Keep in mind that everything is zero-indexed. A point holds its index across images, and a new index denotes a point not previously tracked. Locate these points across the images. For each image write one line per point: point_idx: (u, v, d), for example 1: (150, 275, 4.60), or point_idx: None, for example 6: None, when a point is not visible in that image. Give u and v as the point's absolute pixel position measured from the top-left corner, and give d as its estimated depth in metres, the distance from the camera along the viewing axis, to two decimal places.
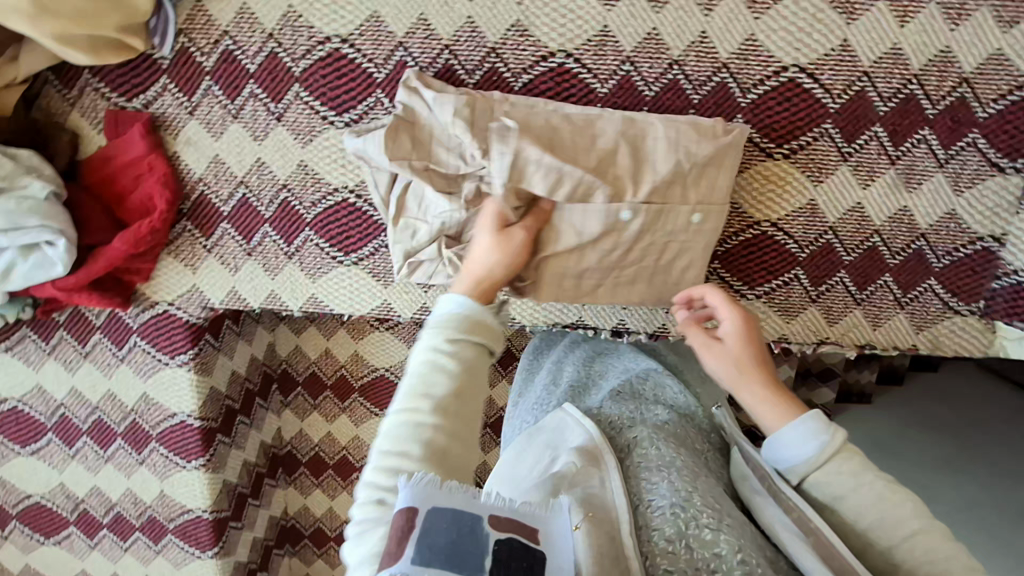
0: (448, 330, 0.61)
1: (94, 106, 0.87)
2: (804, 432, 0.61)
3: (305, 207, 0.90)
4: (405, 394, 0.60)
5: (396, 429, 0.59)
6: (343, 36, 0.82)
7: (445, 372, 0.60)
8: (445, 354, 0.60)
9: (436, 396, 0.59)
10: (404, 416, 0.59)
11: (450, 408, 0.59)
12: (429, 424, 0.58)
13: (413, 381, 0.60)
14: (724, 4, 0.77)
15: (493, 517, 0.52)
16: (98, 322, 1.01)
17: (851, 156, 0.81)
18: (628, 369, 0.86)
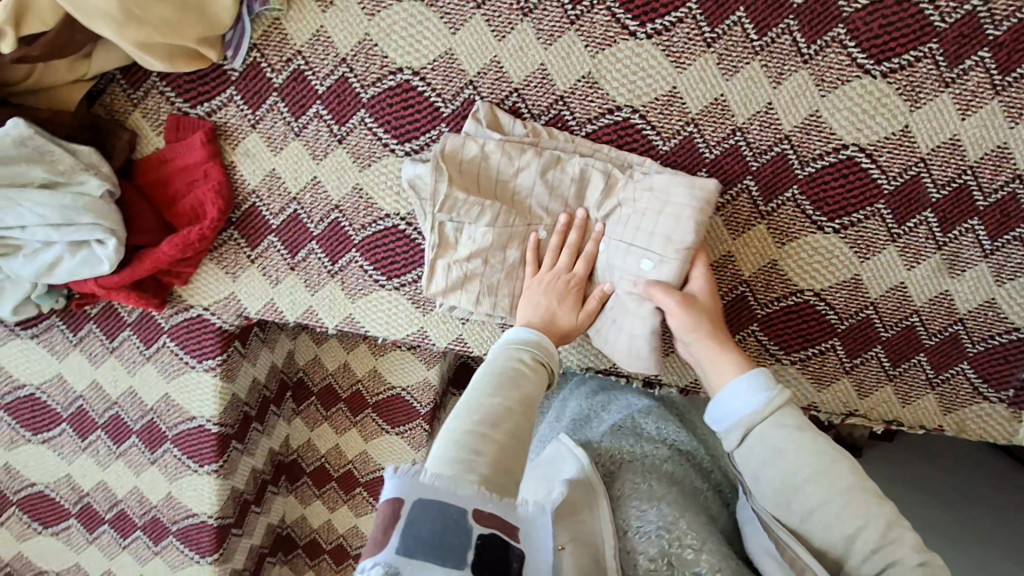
0: (530, 351, 0.65)
1: (157, 108, 0.88)
2: (754, 382, 0.61)
3: (354, 228, 0.91)
4: (488, 384, 0.59)
5: (480, 406, 0.57)
6: (414, 69, 0.83)
7: (528, 378, 0.62)
8: (530, 366, 0.64)
9: (524, 392, 0.60)
10: (484, 402, 0.57)
11: (529, 411, 0.59)
12: (510, 414, 0.57)
13: (499, 377, 0.60)
14: (793, 79, 0.79)
15: (478, 510, 0.48)
16: (130, 319, 1.00)
17: (899, 237, 0.83)
18: (629, 407, 0.88)
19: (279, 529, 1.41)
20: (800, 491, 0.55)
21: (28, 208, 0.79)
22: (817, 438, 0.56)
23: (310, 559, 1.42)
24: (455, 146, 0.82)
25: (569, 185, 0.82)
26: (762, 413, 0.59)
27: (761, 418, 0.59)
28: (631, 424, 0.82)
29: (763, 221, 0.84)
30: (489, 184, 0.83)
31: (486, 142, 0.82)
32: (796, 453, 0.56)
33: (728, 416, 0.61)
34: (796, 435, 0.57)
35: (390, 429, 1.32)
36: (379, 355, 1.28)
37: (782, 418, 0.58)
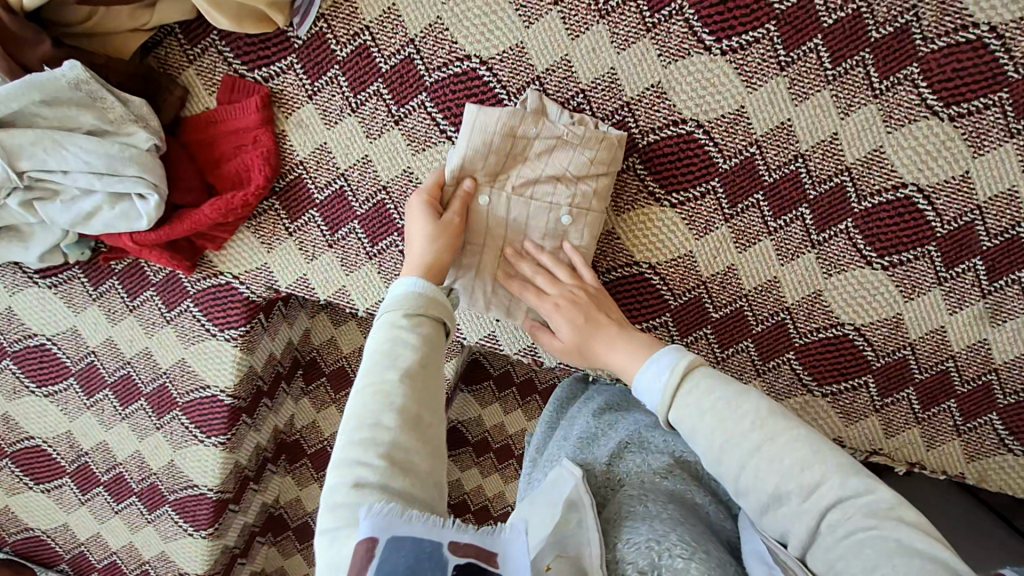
0: (409, 305, 0.60)
1: (213, 68, 0.86)
2: (659, 359, 0.60)
3: (399, 212, 0.89)
4: (370, 370, 0.56)
5: (365, 402, 0.54)
6: (482, 58, 0.82)
7: (409, 343, 0.58)
8: (408, 327, 0.59)
9: (401, 365, 0.56)
10: (367, 396, 0.54)
11: (424, 377, 0.57)
12: (394, 395, 0.54)
13: (374, 360, 0.57)
14: (861, 112, 0.79)
15: (454, 541, 0.46)
16: (155, 279, 0.98)
17: (946, 281, 0.83)
18: (638, 422, 0.85)
19: (271, 509, 1.39)
20: (727, 460, 0.53)
21: (74, 153, 0.77)
22: (731, 390, 0.55)
23: (299, 543, 1.40)
24: (488, 122, 0.80)
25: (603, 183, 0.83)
26: (672, 391, 0.57)
27: (668, 403, 0.57)
28: (638, 438, 0.81)
29: (813, 250, 0.84)
30: (517, 175, 0.83)
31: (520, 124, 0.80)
32: (707, 426, 0.54)
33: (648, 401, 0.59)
34: (706, 399, 0.55)
35: None
36: None
37: (694, 384, 0.56)
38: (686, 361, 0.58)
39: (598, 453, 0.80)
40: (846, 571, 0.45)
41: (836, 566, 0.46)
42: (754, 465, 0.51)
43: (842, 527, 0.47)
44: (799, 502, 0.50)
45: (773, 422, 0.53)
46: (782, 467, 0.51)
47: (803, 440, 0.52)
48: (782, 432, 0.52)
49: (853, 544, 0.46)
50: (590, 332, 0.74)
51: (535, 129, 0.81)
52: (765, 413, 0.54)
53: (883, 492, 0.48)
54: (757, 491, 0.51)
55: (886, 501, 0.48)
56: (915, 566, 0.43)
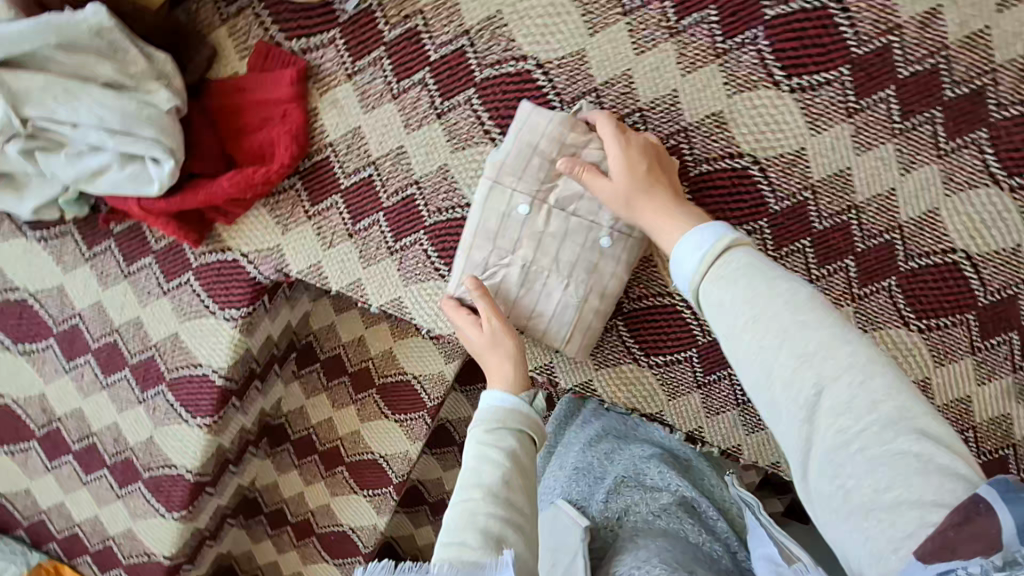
0: (490, 418, 0.63)
1: (247, 32, 0.80)
2: (705, 231, 0.53)
3: (429, 210, 0.84)
4: (462, 490, 0.57)
5: (452, 521, 0.55)
6: (540, 61, 0.77)
7: (493, 458, 0.59)
8: (491, 442, 0.60)
9: (486, 485, 0.56)
10: (456, 516, 0.55)
11: (509, 491, 0.57)
12: (482, 520, 0.54)
13: (463, 479, 0.58)
14: (922, 170, 0.76)
15: None
16: (156, 247, 0.91)
17: (979, 351, 0.81)
18: (636, 460, 0.85)
19: (247, 492, 1.35)
20: (744, 337, 0.46)
21: (87, 106, 0.71)
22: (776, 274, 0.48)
23: (271, 528, 1.37)
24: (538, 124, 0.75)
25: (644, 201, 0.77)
26: (714, 254, 0.51)
27: (704, 274, 0.51)
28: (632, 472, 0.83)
29: (852, 304, 0.82)
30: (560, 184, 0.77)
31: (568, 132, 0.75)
32: (738, 293, 0.47)
33: (686, 266, 0.53)
34: (748, 268, 0.49)
35: (390, 415, 1.25)
36: (397, 337, 1.21)
37: (730, 261, 0.50)
38: (730, 237, 0.52)
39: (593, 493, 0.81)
40: (857, 490, 0.40)
41: (846, 484, 0.40)
42: (774, 352, 0.44)
43: (855, 438, 0.40)
44: (820, 408, 0.42)
45: (809, 309, 0.45)
46: (810, 366, 0.42)
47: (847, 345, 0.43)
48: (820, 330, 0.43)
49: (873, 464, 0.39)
50: (644, 188, 0.66)
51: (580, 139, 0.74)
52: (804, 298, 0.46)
53: (915, 401, 0.40)
54: (772, 389, 0.44)
55: (912, 411, 0.40)
56: (931, 487, 0.38)
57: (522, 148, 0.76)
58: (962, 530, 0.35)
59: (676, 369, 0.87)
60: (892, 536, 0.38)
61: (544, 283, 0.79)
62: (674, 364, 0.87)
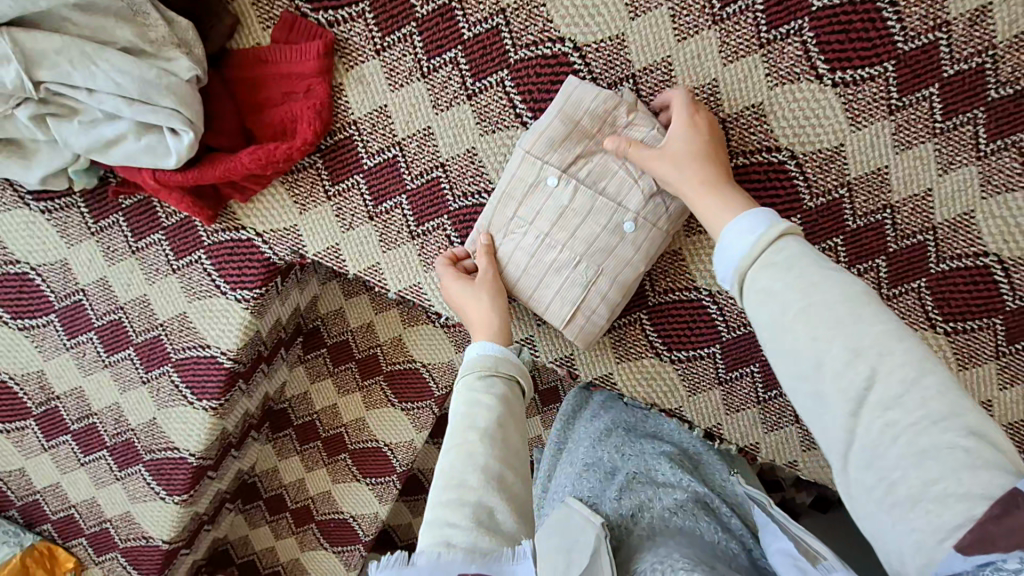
0: (483, 365, 0.63)
1: (272, 0, 0.77)
2: (753, 218, 0.51)
3: (454, 194, 0.82)
4: (451, 436, 0.58)
5: (447, 464, 0.55)
6: (577, 44, 0.75)
7: (484, 404, 0.59)
8: (484, 390, 0.61)
9: (480, 428, 0.57)
10: (451, 457, 0.56)
11: (505, 432, 0.58)
12: (479, 461, 0.54)
13: (454, 427, 0.58)
14: (960, 172, 0.75)
15: None
16: (167, 223, 0.88)
17: (1004, 355, 0.81)
18: (646, 459, 0.80)
19: (245, 476, 1.32)
20: (794, 329, 0.44)
21: (104, 71, 0.67)
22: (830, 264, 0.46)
23: (269, 513, 1.35)
24: (583, 101, 0.73)
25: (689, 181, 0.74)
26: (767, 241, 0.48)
27: (755, 258, 0.49)
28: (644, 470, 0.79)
29: None
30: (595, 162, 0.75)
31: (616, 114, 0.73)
32: (787, 281, 0.45)
33: (732, 252, 0.50)
34: (799, 256, 0.47)
35: (397, 403, 1.23)
36: (407, 324, 1.19)
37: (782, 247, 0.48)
38: (782, 226, 0.49)
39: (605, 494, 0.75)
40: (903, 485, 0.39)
41: (889, 476, 0.39)
42: (827, 343, 0.42)
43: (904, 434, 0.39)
44: (869, 400, 0.41)
45: (866, 303, 0.43)
46: (865, 360, 0.41)
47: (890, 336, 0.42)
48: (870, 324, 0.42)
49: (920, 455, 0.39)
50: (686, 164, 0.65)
51: (626, 120, 0.73)
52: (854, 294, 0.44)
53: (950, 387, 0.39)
54: (819, 379, 0.42)
55: (962, 408, 0.39)
56: (983, 484, 0.37)
57: (563, 125, 0.73)
58: (1001, 523, 0.35)
59: (699, 364, 0.86)
60: (939, 527, 0.37)
61: (557, 260, 0.77)
62: (696, 359, 0.86)
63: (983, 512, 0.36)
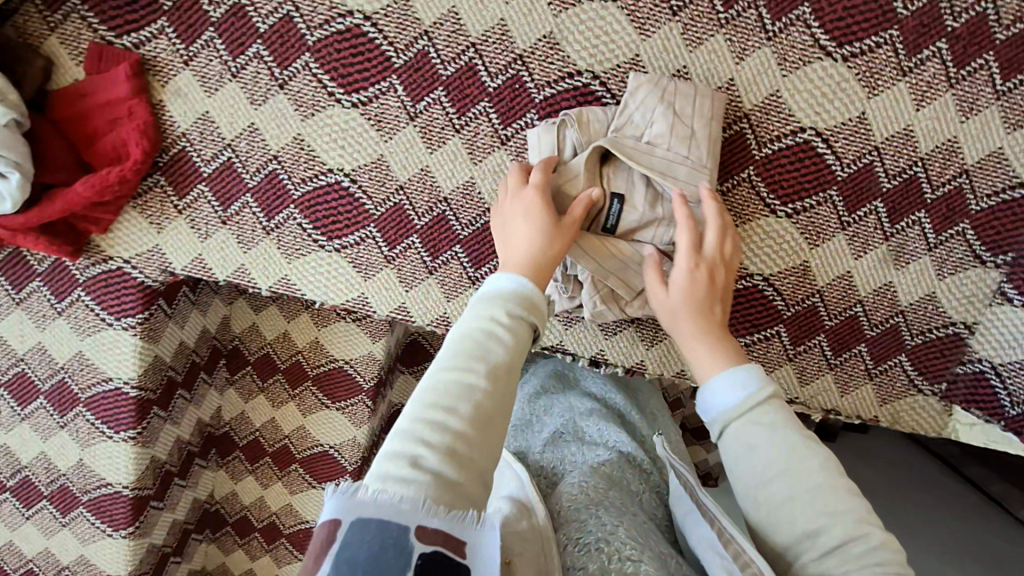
0: (511, 303, 0.58)
1: (77, 35, 0.80)
2: (732, 388, 0.59)
3: (293, 182, 0.85)
4: (454, 356, 0.54)
5: (440, 384, 0.53)
6: (366, 13, 0.77)
7: (496, 348, 0.55)
8: (504, 326, 0.56)
9: (488, 362, 0.54)
10: (453, 377, 0.53)
11: (510, 385, 0.55)
12: (477, 396, 0.52)
13: (464, 344, 0.55)
14: (756, 55, 0.77)
15: (424, 526, 0.45)
16: (41, 268, 0.92)
17: (849, 225, 0.83)
18: (572, 409, 1.01)
19: (206, 506, 1.36)
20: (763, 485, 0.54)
21: None
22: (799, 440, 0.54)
23: (239, 537, 1.38)
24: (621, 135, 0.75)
25: (601, 116, 0.77)
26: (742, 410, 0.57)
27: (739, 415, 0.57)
28: (573, 429, 0.96)
29: (718, 201, 0.84)
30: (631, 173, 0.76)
31: (563, 134, 0.77)
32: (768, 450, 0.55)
33: (714, 408, 0.60)
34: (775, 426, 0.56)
35: (329, 405, 1.25)
36: (320, 326, 1.21)
37: (765, 413, 0.57)
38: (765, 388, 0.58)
39: (535, 440, 0.95)
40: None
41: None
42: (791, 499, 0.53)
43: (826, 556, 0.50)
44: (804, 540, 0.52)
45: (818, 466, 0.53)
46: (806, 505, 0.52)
47: (826, 464, 0.53)
48: (816, 455, 0.54)
49: (817, 550, 0.50)
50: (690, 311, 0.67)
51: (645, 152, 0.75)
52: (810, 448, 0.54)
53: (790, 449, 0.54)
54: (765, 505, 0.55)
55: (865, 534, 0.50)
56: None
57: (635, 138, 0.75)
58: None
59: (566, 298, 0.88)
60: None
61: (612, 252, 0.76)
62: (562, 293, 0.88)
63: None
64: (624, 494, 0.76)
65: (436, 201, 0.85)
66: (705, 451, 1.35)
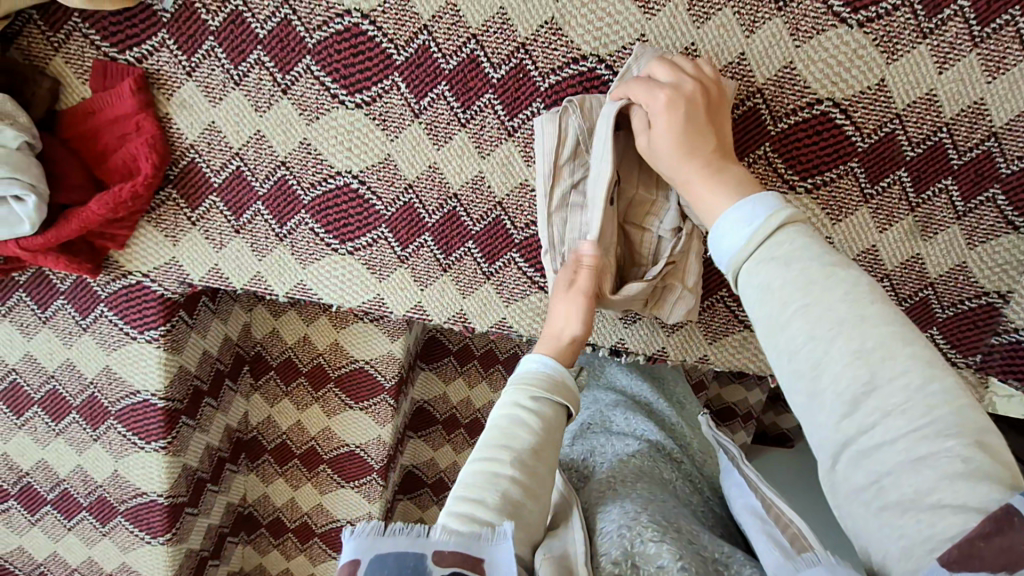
0: (535, 386, 0.64)
1: (81, 54, 0.81)
2: (751, 212, 0.51)
3: (303, 187, 0.85)
4: (485, 444, 0.59)
5: (472, 475, 0.57)
6: (364, 11, 0.76)
7: (523, 435, 0.60)
8: (528, 409, 0.62)
9: (515, 449, 0.58)
10: (484, 468, 0.58)
11: (541, 469, 0.59)
12: (509, 483, 0.56)
13: (494, 433, 0.60)
14: (766, 27, 0.75)
15: (438, 552, 0.49)
16: (63, 287, 0.94)
17: (872, 198, 0.81)
18: (597, 401, 1.03)
19: (240, 509, 1.38)
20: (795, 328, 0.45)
21: None
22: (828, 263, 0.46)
23: (274, 539, 1.40)
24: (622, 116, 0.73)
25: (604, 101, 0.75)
26: (760, 237, 0.49)
27: (751, 251, 0.50)
28: (600, 419, 0.97)
29: None
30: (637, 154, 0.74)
31: (566, 120, 0.75)
32: (788, 272, 0.46)
33: (721, 254, 0.52)
34: (795, 250, 0.47)
35: (354, 405, 1.26)
36: (339, 328, 1.22)
37: (784, 240, 0.48)
38: (785, 212, 0.49)
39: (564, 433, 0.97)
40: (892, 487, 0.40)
41: (878, 477, 0.40)
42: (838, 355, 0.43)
43: (883, 436, 0.40)
44: (864, 406, 0.41)
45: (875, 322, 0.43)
46: (866, 365, 0.41)
47: (886, 315, 0.43)
48: (874, 303, 0.43)
49: (842, 405, 0.42)
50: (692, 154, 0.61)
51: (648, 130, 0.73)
52: (862, 289, 0.44)
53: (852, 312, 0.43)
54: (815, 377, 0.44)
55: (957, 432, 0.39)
56: (966, 494, 0.38)
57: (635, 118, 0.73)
58: (992, 541, 0.36)
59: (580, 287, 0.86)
60: (925, 538, 0.38)
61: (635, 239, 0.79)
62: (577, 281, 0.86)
63: (975, 528, 0.37)
64: (653, 482, 0.76)
65: (446, 197, 0.84)
66: (731, 433, 1.34)
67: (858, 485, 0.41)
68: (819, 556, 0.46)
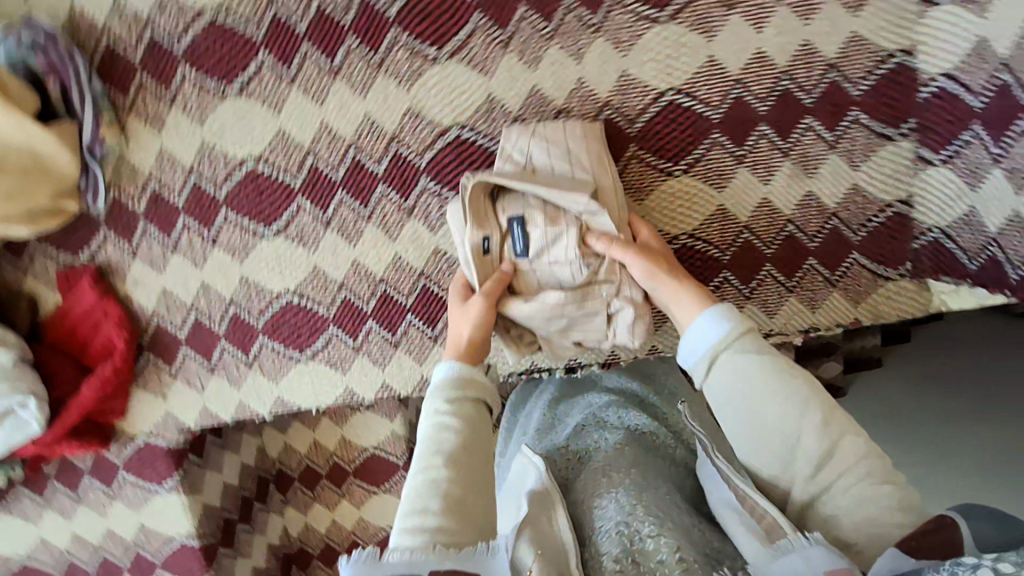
0: (452, 389, 0.68)
1: (46, 269, 0.94)
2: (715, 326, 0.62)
3: (254, 316, 0.95)
4: (419, 458, 0.63)
5: (413, 488, 0.61)
6: (256, 156, 0.88)
7: (449, 437, 0.63)
8: (449, 413, 0.65)
9: (445, 453, 0.62)
10: (423, 478, 0.61)
11: (477, 464, 0.63)
12: (449, 484, 0.60)
13: (424, 446, 0.63)
14: (592, 50, 0.81)
15: (434, 570, 0.53)
16: (86, 466, 1.06)
17: (745, 157, 0.86)
18: (591, 404, 0.99)
19: None
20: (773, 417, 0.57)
21: None
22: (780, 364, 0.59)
23: None
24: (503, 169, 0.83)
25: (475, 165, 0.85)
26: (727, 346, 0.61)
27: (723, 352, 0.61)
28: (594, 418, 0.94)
29: None
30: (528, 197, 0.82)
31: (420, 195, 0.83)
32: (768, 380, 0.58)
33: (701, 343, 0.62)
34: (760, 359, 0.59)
35: (378, 489, 1.32)
36: (341, 423, 1.30)
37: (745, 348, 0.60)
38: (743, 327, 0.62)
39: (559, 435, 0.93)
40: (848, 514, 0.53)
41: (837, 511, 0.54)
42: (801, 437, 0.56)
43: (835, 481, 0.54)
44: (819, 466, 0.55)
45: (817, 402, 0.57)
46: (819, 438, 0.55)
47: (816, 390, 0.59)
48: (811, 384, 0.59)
49: (810, 467, 0.55)
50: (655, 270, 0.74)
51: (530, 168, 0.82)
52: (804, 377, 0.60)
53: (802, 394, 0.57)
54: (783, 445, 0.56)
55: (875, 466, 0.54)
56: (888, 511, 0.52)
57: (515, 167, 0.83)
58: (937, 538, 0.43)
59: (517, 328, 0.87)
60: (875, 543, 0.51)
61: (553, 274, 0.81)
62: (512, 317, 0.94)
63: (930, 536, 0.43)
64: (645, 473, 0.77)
65: (375, 284, 0.93)
66: None
67: (827, 517, 0.55)
68: (791, 543, 0.52)
